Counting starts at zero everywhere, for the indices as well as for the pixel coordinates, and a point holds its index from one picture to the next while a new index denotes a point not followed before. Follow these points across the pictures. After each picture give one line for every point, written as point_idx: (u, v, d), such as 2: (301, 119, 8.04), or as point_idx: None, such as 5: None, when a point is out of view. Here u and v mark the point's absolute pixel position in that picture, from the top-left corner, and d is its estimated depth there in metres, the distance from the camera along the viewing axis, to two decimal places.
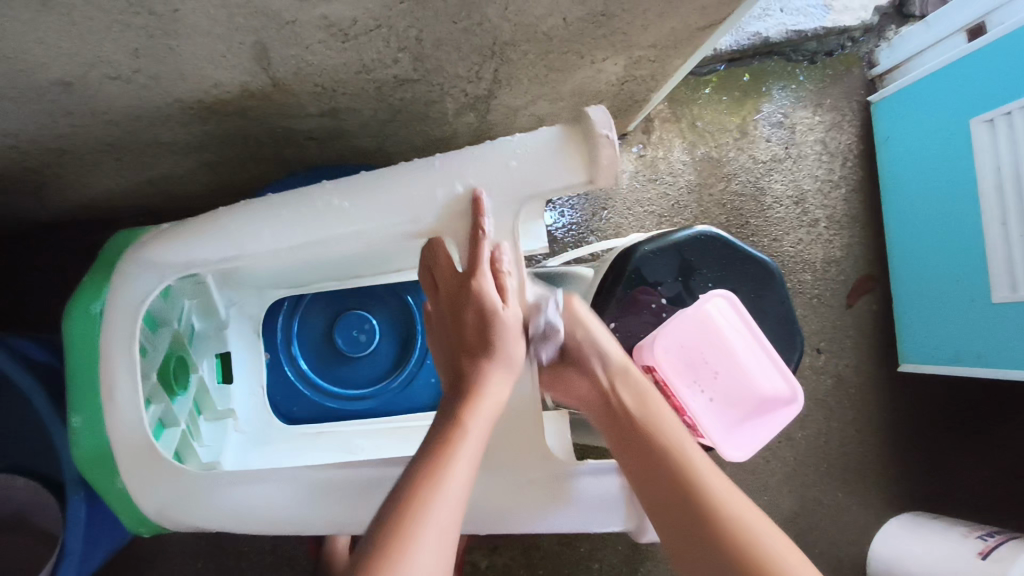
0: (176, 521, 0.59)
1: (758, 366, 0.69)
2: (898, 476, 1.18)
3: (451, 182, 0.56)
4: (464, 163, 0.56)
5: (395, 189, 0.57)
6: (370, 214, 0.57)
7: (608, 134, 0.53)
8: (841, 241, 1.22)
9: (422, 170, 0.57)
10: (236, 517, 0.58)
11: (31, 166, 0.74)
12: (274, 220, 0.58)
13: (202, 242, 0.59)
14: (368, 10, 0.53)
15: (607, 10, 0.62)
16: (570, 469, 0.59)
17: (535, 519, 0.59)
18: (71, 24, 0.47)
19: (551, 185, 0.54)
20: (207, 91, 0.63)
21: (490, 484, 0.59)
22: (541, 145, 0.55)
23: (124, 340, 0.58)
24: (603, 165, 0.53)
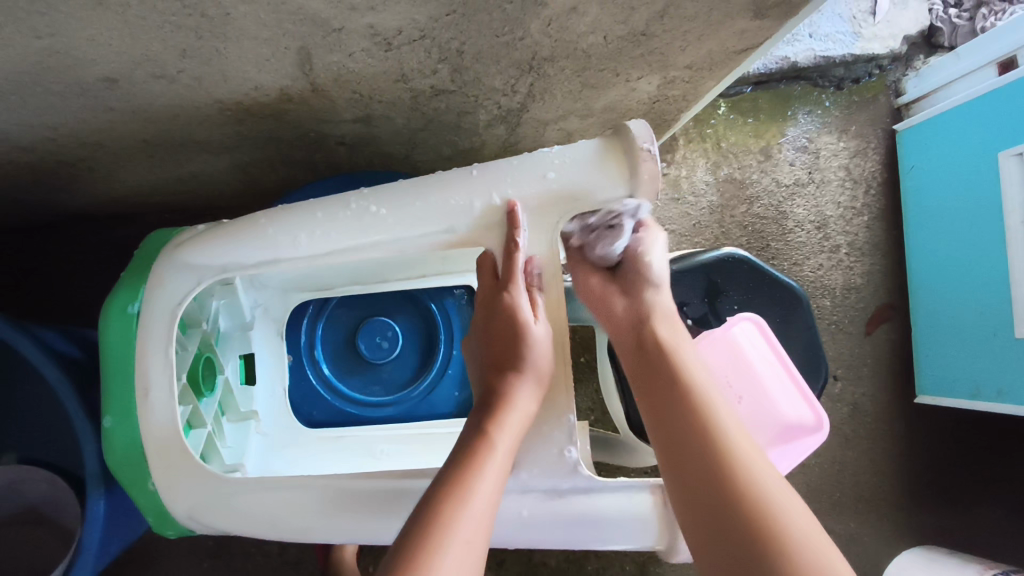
0: (202, 523, 0.59)
1: (781, 391, 0.69)
2: (912, 509, 1.17)
3: (491, 194, 0.56)
4: (502, 174, 0.56)
5: (432, 198, 0.57)
6: (406, 222, 0.57)
7: (649, 150, 0.52)
8: (862, 268, 1.22)
9: (461, 180, 0.57)
10: (258, 523, 0.58)
11: (66, 160, 0.74)
12: (311, 225, 0.58)
13: (238, 246, 0.59)
14: (415, 21, 0.54)
15: (648, 30, 0.62)
16: (599, 484, 0.56)
17: (560, 533, 0.57)
18: (124, 23, 0.48)
19: (588, 200, 0.54)
20: (248, 94, 0.63)
21: (515, 493, 0.57)
22: (580, 158, 0.55)
23: (160, 341, 0.59)
24: (644, 179, 0.53)
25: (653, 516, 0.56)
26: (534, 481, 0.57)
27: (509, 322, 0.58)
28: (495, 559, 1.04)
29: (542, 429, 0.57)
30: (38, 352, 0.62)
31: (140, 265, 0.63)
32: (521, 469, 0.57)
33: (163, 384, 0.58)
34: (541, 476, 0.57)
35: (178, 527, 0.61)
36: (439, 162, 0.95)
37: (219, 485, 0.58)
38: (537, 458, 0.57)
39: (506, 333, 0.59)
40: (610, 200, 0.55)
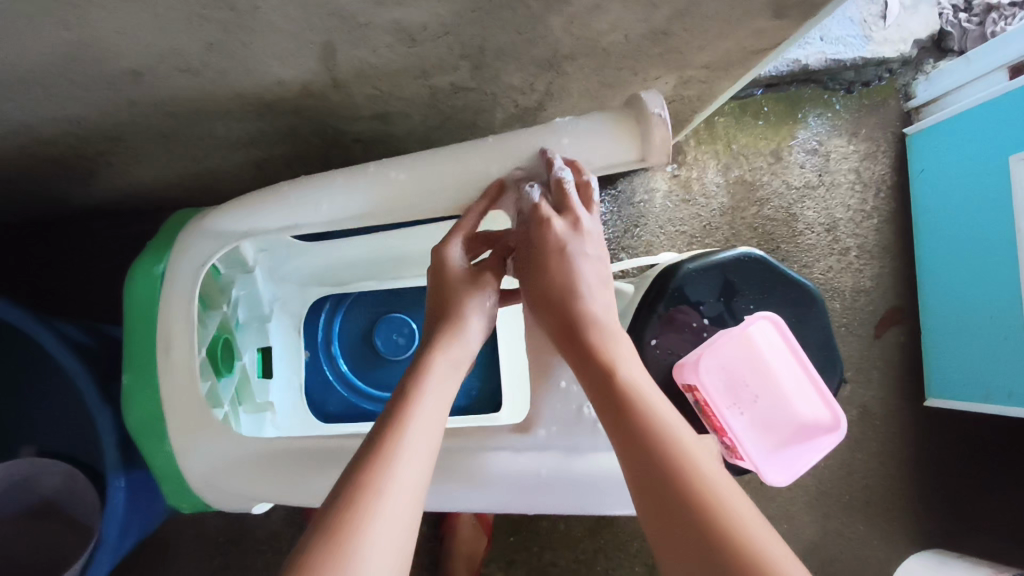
0: (218, 491, 0.59)
1: (798, 392, 0.68)
2: (922, 512, 1.17)
3: (505, 160, 0.56)
4: (519, 141, 0.56)
5: (453, 164, 0.56)
6: (427, 188, 0.57)
7: (660, 114, 0.53)
8: (872, 271, 1.22)
9: (475, 148, 0.56)
10: (270, 489, 0.57)
11: (87, 154, 0.75)
12: (330, 191, 0.57)
13: (263, 212, 0.59)
14: (439, 16, 0.54)
15: (669, 29, 0.63)
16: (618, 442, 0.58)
17: (580, 494, 0.58)
18: (154, 15, 0.48)
19: (602, 162, 0.55)
20: (270, 89, 0.63)
21: (538, 453, 0.57)
22: (594, 124, 0.55)
23: (183, 304, 0.59)
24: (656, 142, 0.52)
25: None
26: (555, 441, 0.57)
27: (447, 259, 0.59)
28: (505, 560, 1.04)
29: (563, 387, 0.58)
30: (59, 342, 0.63)
31: (167, 236, 0.64)
32: (541, 428, 0.57)
33: (186, 347, 0.58)
34: (562, 435, 0.58)
35: (194, 502, 0.61)
36: None
37: (233, 451, 0.58)
38: (556, 416, 0.58)
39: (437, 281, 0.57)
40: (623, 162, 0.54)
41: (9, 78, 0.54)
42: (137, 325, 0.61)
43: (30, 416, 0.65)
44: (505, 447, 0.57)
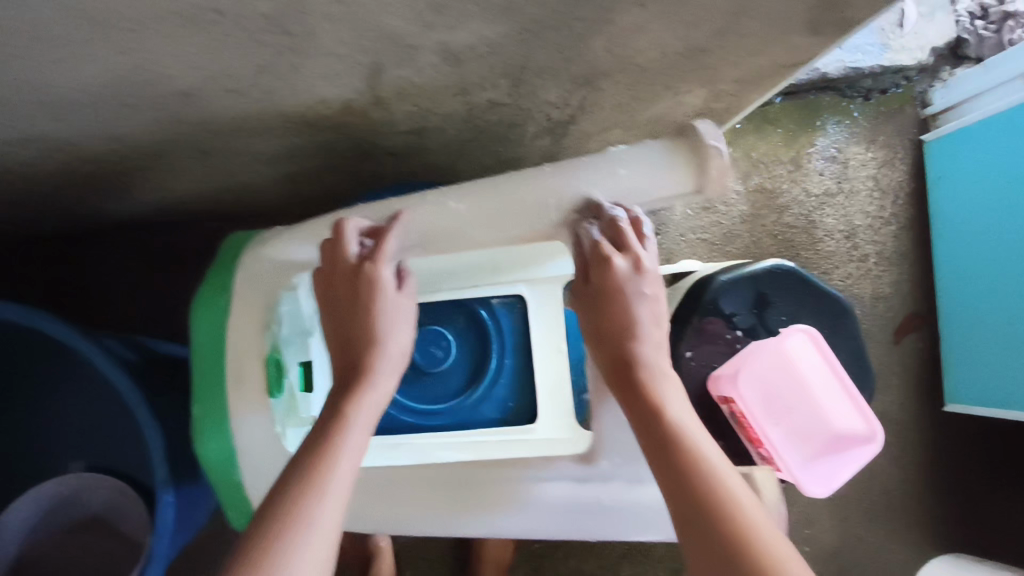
0: (295, 518, 0.64)
1: (833, 404, 0.69)
2: (942, 517, 1.17)
3: (559, 194, 0.54)
4: (574, 172, 0.53)
5: (513, 196, 0.55)
6: (489, 220, 0.56)
7: (717, 145, 0.49)
8: (891, 278, 1.23)
9: (528, 178, 0.54)
10: (359, 515, 0.64)
11: (123, 168, 0.76)
12: (387, 223, 0.57)
13: (332, 245, 0.59)
14: (486, 38, 0.55)
15: (706, 46, 0.63)
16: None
17: (637, 522, 0.61)
18: (211, 41, 0.49)
19: (657, 195, 0.52)
20: (312, 107, 0.64)
21: (599, 482, 0.61)
22: (648, 153, 0.52)
23: (255, 335, 0.63)
24: (713, 175, 0.50)
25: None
26: (617, 470, 0.61)
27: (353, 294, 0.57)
28: (530, 566, 1.05)
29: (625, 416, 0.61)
30: (109, 363, 0.64)
31: (224, 265, 0.66)
32: (602, 458, 0.61)
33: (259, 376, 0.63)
34: (624, 465, 0.61)
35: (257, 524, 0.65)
36: (479, 172, 0.96)
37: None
38: (617, 447, 0.61)
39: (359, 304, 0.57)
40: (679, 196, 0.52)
41: (61, 99, 0.55)
42: (203, 355, 0.64)
43: (90, 433, 0.68)
44: (567, 475, 0.61)
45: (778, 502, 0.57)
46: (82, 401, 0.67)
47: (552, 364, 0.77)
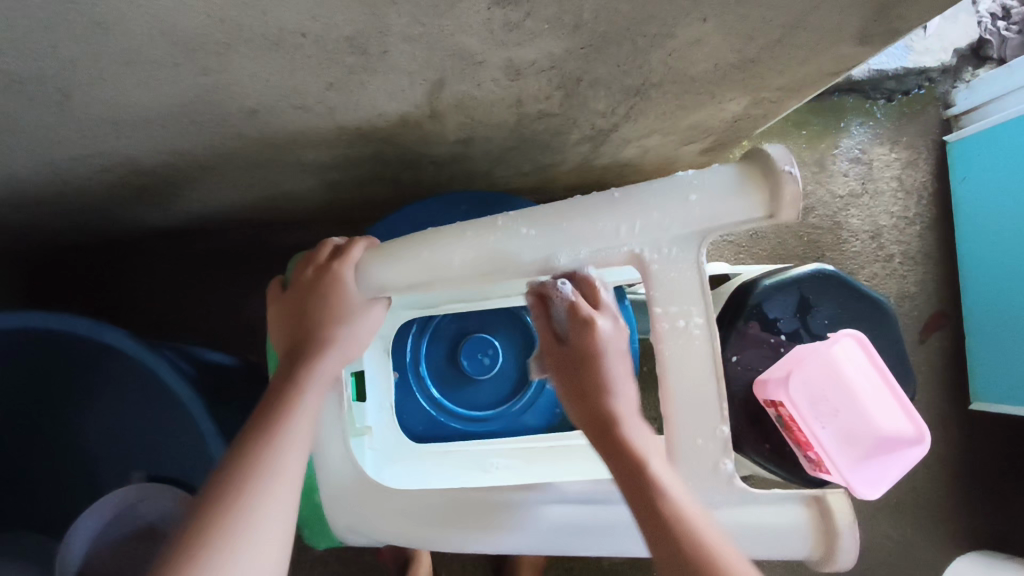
0: (361, 534, 0.61)
1: (880, 407, 0.69)
2: (968, 514, 1.19)
3: (630, 220, 0.52)
4: (643, 198, 0.51)
5: (580, 222, 0.52)
6: (556, 248, 0.53)
7: (790, 172, 0.47)
8: (915, 277, 1.24)
9: (600, 204, 0.52)
10: (415, 538, 0.59)
11: (175, 182, 0.77)
12: (459, 248, 0.54)
13: (388, 269, 0.56)
14: (550, 53, 0.56)
15: (758, 57, 0.64)
16: (755, 494, 0.55)
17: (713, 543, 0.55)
18: (290, 61, 0.50)
19: (729, 223, 0.50)
20: (370, 120, 0.65)
21: None
22: (720, 179, 0.50)
23: None
24: (785, 202, 0.48)
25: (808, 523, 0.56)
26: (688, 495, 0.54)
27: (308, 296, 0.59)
28: (565, 565, 1.06)
29: (698, 445, 0.53)
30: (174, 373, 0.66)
31: None
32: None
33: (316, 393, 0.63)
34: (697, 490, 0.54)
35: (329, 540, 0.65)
36: (515, 178, 0.97)
37: (381, 501, 0.60)
38: (692, 470, 0.53)
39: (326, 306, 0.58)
40: (750, 222, 0.50)
41: (135, 118, 0.56)
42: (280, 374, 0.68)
43: (152, 442, 0.70)
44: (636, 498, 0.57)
45: (851, 521, 0.55)
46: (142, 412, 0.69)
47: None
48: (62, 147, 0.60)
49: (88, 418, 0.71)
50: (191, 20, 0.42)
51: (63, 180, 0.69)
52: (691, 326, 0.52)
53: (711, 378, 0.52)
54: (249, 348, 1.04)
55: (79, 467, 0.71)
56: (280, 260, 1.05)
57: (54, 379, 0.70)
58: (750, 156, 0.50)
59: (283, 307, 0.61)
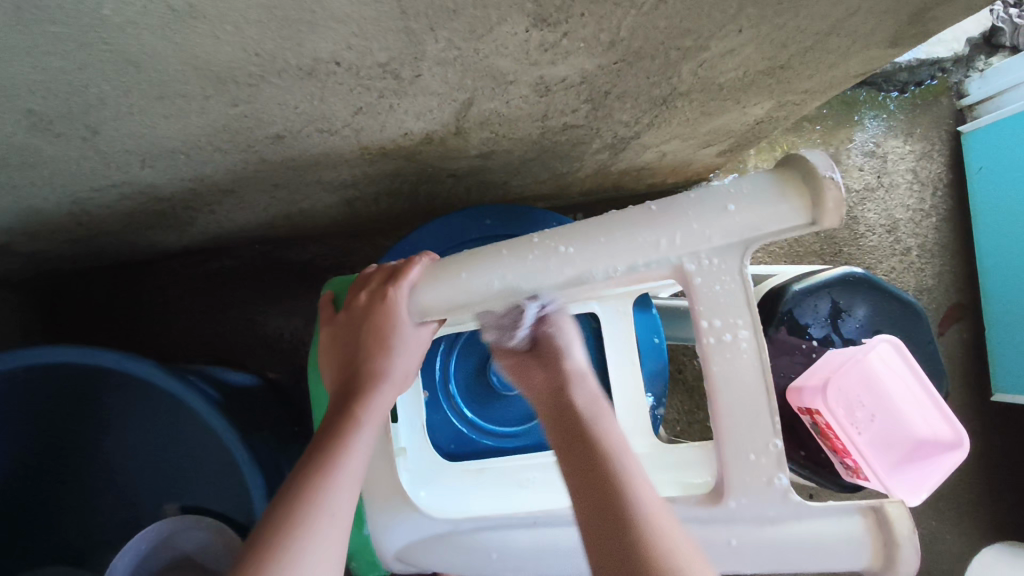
0: (408, 562, 0.60)
1: (919, 413, 0.69)
2: (992, 505, 1.19)
3: (671, 233, 0.49)
4: (681, 209, 0.49)
5: (617, 235, 0.50)
6: (594, 263, 0.51)
7: (832, 177, 0.45)
8: (933, 270, 1.23)
9: (638, 217, 0.50)
10: (466, 565, 0.58)
11: (193, 207, 0.75)
12: (499, 268, 0.52)
13: (429, 292, 0.54)
14: (582, 70, 0.55)
15: (788, 63, 0.63)
16: (812, 509, 0.53)
17: (766, 559, 0.54)
18: (320, 89, 0.49)
19: (772, 230, 0.47)
20: (395, 139, 0.64)
21: (725, 522, 0.53)
22: (759, 185, 0.47)
23: None
24: (829, 208, 0.45)
25: (864, 534, 0.53)
26: (743, 509, 0.52)
27: (367, 314, 0.58)
28: None
29: (752, 459, 0.51)
30: (204, 403, 0.64)
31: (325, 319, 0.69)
32: (729, 498, 0.52)
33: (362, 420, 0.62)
34: (751, 505, 0.52)
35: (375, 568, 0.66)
36: (531, 187, 0.96)
37: (427, 529, 0.59)
38: (746, 485, 0.52)
39: (376, 329, 0.58)
40: (793, 229, 0.47)
41: (158, 148, 0.55)
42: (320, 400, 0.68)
43: (186, 473, 0.69)
44: (689, 513, 0.54)
45: (912, 530, 0.52)
46: (176, 443, 0.68)
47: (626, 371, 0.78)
48: (83, 179, 0.59)
49: (117, 449, 0.70)
50: (225, 54, 0.41)
51: (81, 209, 0.68)
52: (738, 339, 0.51)
53: (762, 392, 0.51)
54: (267, 365, 1.03)
55: (105, 498, 0.70)
56: (295, 276, 1.04)
57: (84, 410, 0.69)
58: (786, 164, 0.48)
59: (338, 330, 0.62)
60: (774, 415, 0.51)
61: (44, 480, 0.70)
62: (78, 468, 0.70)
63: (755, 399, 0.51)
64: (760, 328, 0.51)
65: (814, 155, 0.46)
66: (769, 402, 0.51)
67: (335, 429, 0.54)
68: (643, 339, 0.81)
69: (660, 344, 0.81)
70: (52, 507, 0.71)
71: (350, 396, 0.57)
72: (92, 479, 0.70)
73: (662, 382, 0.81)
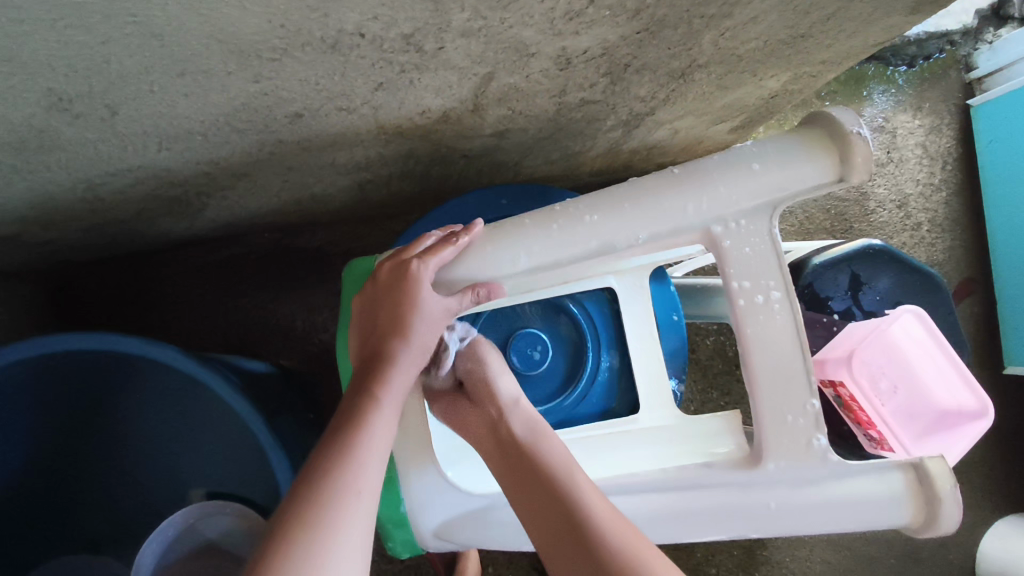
0: (447, 540, 0.60)
1: (941, 382, 0.69)
2: (1006, 478, 1.18)
3: (698, 198, 0.50)
4: (707, 172, 0.50)
5: (645, 201, 0.51)
6: (625, 230, 0.51)
7: (858, 132, 0.46)
8: (943, 244, 1.23)
9: (664, 182, 0.51)
10: (505, 537, 0.58)
11: (205, 192, 0.74)
12: (528, 241, 0.53)
13: (458, 265, 0.54)
14: (604, 41, 0.54)
15: (808, 32, 0.62)
16: (852, 467, 0.52)
17: (806, 522, 0.53)
18: (343, 62, 0.48)
19: (801, 189, 0.48)
20: (411, 118, 0.63)
21: (765, 487, 0.53)
22: (782, 144, 0.48)
23: None
24: (858, 164, 0.46)
25: (907, 492, 0.51)
26: (781, 474, 0.52)
27: (388, 287, 0.56)
28: None
29: (789, 422, 0.51)
30: (226, 386, 0.63)
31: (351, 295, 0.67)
32: (768, 460, 0.52)
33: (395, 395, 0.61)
34: (790, 468, 0.52)
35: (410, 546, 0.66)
36: (542, 167, 0.95)
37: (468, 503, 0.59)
38: (785, 447, 0.52)
39: (395, 305, 0.55)
40: (820, 188, 0.48)
41: (175, 129, 0.54)
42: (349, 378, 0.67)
43: (211, 460, 0.69)
44: (726, 478, 0.54)
45: (952, 482, 0.50)
46: (199, 429, 0.68)
47: (645, 346, 0.78)
48: (99, 163, 0.58)
49: (142, 434, 0.70)
50: (251, 26, 0.40)
51: (95, 195, 0.67)
52: (771, 300, 0.50)
53: (798, 354, 0.50)
54: (280, 353, 1.03)
55: (128, 487, 0.70)
56: (306, 264, 1.03)
57: (103, 399, 0.68)
58: (809, 124, 0.50)
59: (361, 302, 0.59)
60: (811, 375, 0.51)
61: (67, 468, 0.70)
62: (103, 456, 0.70)
63: (792, 360, 0.51)
64: (793, 288, 0.50)
65: (839, 113, 0.48)
66: (805, 361, 0.50)
67: (354, 411, 0.53)
68: (662, 317, 0.79)
69: (679, 321, 0.80)
70: (76, 495, 0.71)
71: (371, 372, 0.55)
72: (113, 466, 0.70)
73: (681, 360, 0.80)
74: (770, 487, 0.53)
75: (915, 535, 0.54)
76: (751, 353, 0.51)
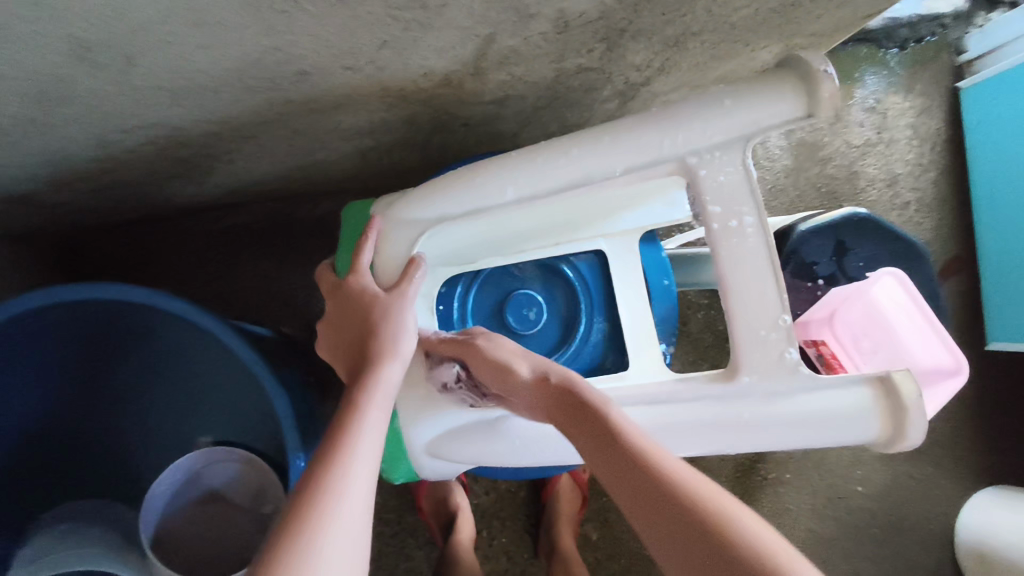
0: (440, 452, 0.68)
1: (920, 344, 0.73)
2: (986, 453, 1.22)
3: (675, 133, 0.53)
4: (682, 110, 0.53)
5: (624, 136, 0.54)
6: (605, 162, 0.55)
7: (826, 70, 0.49)
8: (930, 223, 1.26)
9: (643, 120, 0.54)
10: (490, 452, 0.65)
11: (211, 153, 0.76)
12: (514, 174, 0.57)
13: (450, 197, 0.60)
14: (601, 4, 0.56)
15: (798, 1, 0.65)
16: (822, 381, 0.56)
17: (778, 435, 0.57)
18: (350, 18, 0.50)
19: (770, 122, 0.51)
20: (414, 80, 0.65)
21: (738, 400, 0.56)
22: (754, 81, 0.51)
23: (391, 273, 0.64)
24: (824, 100, 0.49)
25: (874, 404, 0.55)
26: (754, 387, 0.56)
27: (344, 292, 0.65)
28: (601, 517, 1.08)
29: (762, 337, 0.55)
30: (234, 336, 0.66)
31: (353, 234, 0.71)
32: (742, 375, 0.56)
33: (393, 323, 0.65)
34: (762, 382, 0.56)
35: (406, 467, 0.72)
36: (540, 139, 0.97)
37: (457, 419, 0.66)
38: (757, 363, 0.55)
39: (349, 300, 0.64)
40: (789, 123, 0.51)
41: (187, 84, 0.56)
42: None
43: None
44: (703, 392, 0.57)
45: (919, 399, 0.54)
46: None
47: (637, 309, 0.81)
48: (110, 117, 0.60)
49: None
50: None
51: (105, 152, 0.69)
52: (743, 226, 0.54)
53: (768, 275, 0.54)
54: (281, 319, 1.06)
55: None
56: (307, 233, 1.06)
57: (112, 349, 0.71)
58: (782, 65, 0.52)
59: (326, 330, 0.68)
60: (781, 293, 0.54)
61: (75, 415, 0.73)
62: None
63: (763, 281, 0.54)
64: (765, 214, 0.53)
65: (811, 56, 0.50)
66: (775, 282, 0.54)
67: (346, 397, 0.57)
68: (653, 281, 0.84)
69: (670, 286, 0.84)
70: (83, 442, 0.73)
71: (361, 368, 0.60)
72: None
73: (670, 326, 0.85)
74: (745, 400, 0.56)
75: (883, 450, 0.58)
76: (723, 280, 0.54)
